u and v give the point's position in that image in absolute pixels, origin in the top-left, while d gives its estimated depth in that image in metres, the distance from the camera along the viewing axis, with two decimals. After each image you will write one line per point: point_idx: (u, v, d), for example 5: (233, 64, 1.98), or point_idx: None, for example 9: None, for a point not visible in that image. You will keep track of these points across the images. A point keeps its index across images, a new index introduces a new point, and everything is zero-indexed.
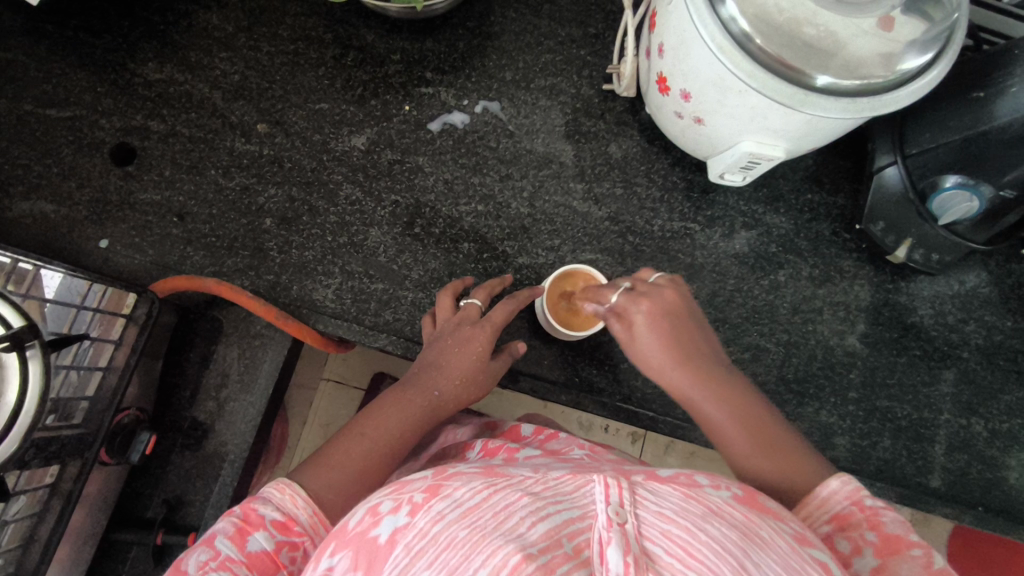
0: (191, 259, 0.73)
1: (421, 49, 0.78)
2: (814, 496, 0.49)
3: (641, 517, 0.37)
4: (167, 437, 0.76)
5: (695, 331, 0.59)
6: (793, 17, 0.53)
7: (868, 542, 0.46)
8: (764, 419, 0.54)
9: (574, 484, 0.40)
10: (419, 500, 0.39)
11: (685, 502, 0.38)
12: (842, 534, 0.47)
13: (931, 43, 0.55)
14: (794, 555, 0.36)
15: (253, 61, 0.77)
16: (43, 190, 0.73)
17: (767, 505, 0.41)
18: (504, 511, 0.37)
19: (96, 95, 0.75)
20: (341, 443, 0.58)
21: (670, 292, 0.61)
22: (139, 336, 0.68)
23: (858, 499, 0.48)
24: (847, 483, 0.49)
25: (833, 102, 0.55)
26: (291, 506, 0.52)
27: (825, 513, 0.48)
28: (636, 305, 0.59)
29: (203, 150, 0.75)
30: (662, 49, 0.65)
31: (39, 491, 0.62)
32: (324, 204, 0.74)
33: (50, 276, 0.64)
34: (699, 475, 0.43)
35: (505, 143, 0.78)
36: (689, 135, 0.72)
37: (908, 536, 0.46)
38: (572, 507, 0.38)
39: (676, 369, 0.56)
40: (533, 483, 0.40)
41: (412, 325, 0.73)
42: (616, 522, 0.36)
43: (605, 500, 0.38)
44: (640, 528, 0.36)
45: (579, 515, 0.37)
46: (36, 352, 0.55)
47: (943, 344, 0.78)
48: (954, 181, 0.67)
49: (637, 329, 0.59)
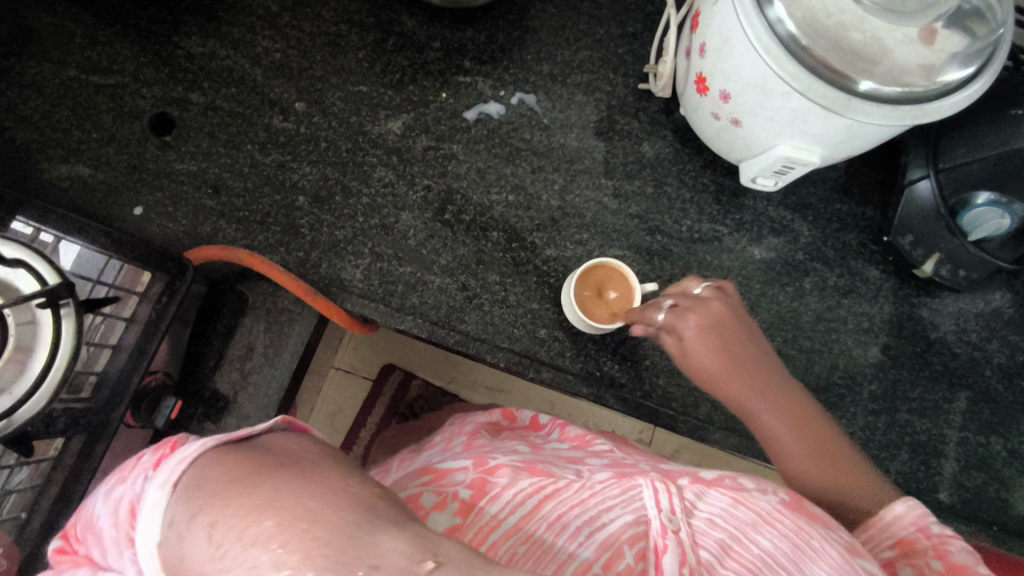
0: (223, 231, 0.73)
1: (461, 39, 0.79)
2: (877, 519, 0.50)
3: (693, 526, 0.44)
4: (189, 406, 0.75)
5: (746, 341, 0.59)
6: (840, 22, 0.54)
7: (933, 570, 0.46)
8: (833, 442, 0.55)
9: (621, 487, 0.47)
10: (468, 500, 0.46)
11: (733, 510, 0.44)
12: (906, 560, 0.48)
13: (974, 57, 0.55)
14: (846, 564, 0.40)
15: (295, 41, 0.78)
16: (82, 155, 0.74)
17: (811, 510, 0.44)
18: (559, 522, 0.45)
19: (140, 65, 0.76)
20: (204, 504, 0.31)
21: (718, 303, 0.59)
22: (153, 315, 0.66)
23: (925, 526, 0.48)
24: (913, 509, 0.49)
25: (875, 108, 0.56)
26: (137, 515, 0.33)
27: (890, 537, 0.49)
28: (685, 322, 0.58)
29: (242, 125, 0.75)
30: (704, 49, 0.66)
31: (42, 463, 0.62)
32: (358, 185, 0.75)
33: (69, 249, 0.67)
34: (744, 478, 0.47)
35: (538, 135, 0.79)
36: (724, 136, 0.73)
37: (975, 564, 0.46)
38: (625, 514, 0.45)
39: (727, 381, 0.58)
40: (581, 489, 0.46)
41: (437, 309, 0.73)
42: (670, 529, 0.44)
43: (658, 505, 0.45)
44: (693, 537, 0.43)
45: (633, 522, 0.45)
46: (70, 311, 0.56)
47: (965, 362, 0.78)
48: (987, 199, 0.67)
49: (689, 343, 0.58)
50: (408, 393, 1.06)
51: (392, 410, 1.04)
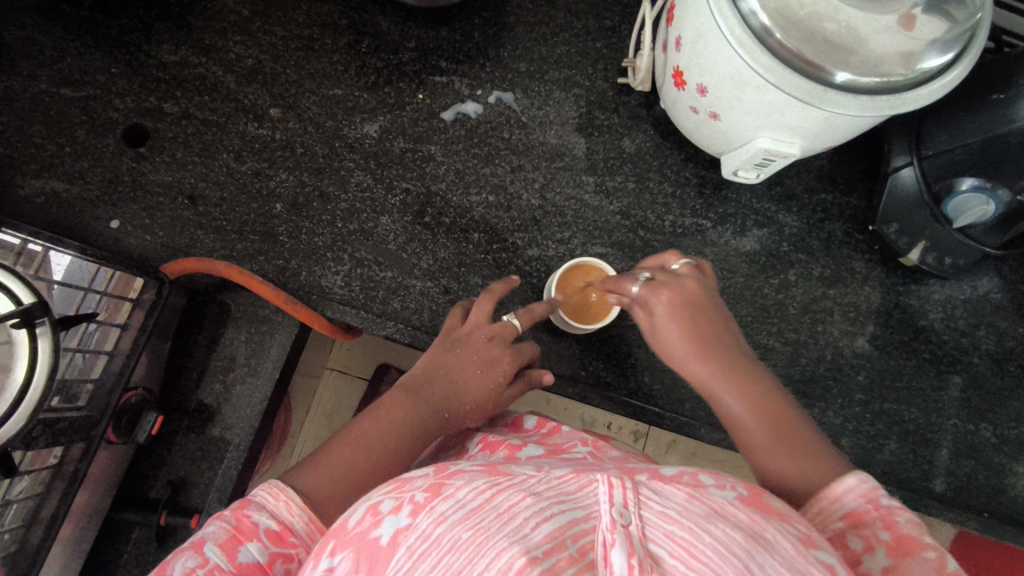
0: (201, 241, 0.73)
1: (436, 38, 0.78)
2: (829, 490, 0.46)
3: (644, 518, 0.35)
4: (173, 418, 0.76)
5: (716, 321, 0.58)
6: (815, 12, 0.53)
7: (880, 540, 0.43)
8: (790, 420, 0.52)
9: (578, 483, 0.39)
10: (420, 500, 0.37)
11: (689, 502, 0.37)
12: (854, 531, 0.44)
13: (953, 43, 0.54)
14: (800, 556, 0.34)
15: (267, 45, 0.77)
16: (56, 169, 0.73)
17: (771, 504, 0.39)
18: (508, 512, 0.35)
19: (111, 76, 0.75)
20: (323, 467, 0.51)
21: (691, 281, 0.60)
22: (146, 320, 0.67)
23: (875, 498, 0.45)
24: (863, 481, 0.46)
25: (852, 99, 0.55)
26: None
27: (836, 511, 0.45)
28: (657, 297, 0.59)
29: (216, 133, 0.75)
30: (679, 42, 0.65)
31: (42, 472, 0.61)
32: (335, 190, 0.74)
33: (59, 258, 0.64)
34: (703, 475, 0.41)
35: (517, 134, 0.78)
36: (704, 130, 0.72)
37: (922, 539, 0.43)
38: (576, 507, 0.36)
39: (692, 355, 0.56)
40: (536, 482, 0.38)
41: (419, 314, 0.73)
42: (620, 524, 0.35)
43: (609, 501, 0.36)
44: (643, 530, 0.34)
45: (584, 516, 0.35)
46: (45, 330, 0.55)
47: (953, 349, 0.78)
48: (971, 184, 0.66)
49: (659, 319, 0.58)
50: None
51: None
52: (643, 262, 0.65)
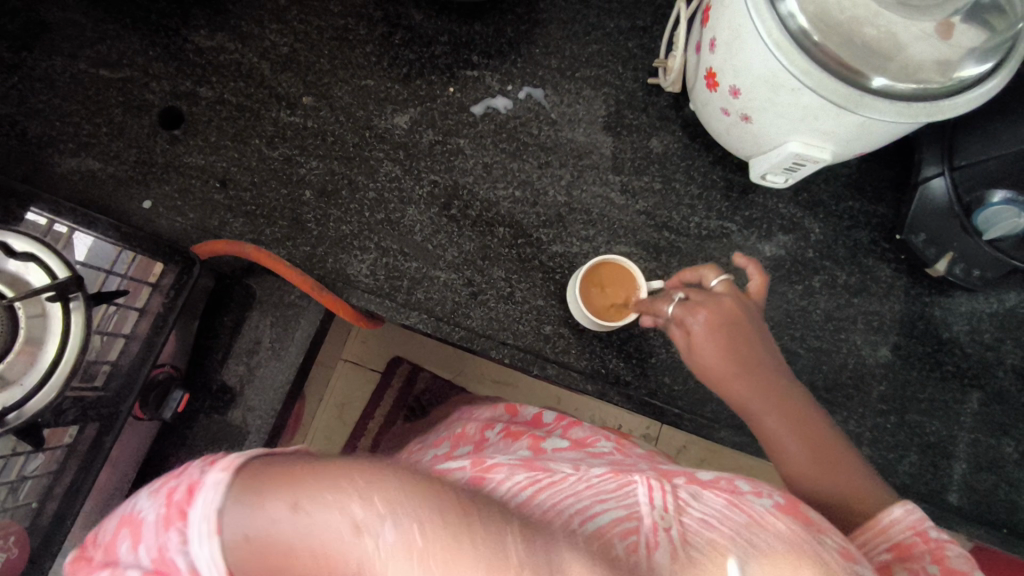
0: (230, 225, 0.74)
1: (469, 32, 0.78)
2: (874, 522, 0.46)
3: (685, 523, 0.39)
4: (196, 399, 0.77)
5: (757, 343, 0.57)
6: (854, 17, 0.52)
7: (929, 575, 0.42)
8: (836, 448, 0.52)
9: (617, 483, 0.42)
10: (464, 494, 0.41)
11: (727, 509, 0.40)
12: (901, 564, 0.44)
13: (992, 53, 0.53)
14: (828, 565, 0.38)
15: (303, 35, 0.78)
16: (92, 149, 0.74)
17: (807, 514, 0.40)
18: (554, 509, 0.39)
19: (149, 59, 0.76)
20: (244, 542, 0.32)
21: (729, 300, 0.58)
22: (164, 305, 0.67)
23: (923, 530, 0.45)
24: (911, 512, 0.45)
25: (887, 105, 0.54)
26: (196, 499, 0.33)
27: (886, 541, 0.45)
28: (693, 317, 0.57)
29: (250, 119, 0.76)
30: (714, 43, 0.64)
31: (57, 451, 0.62)
32: (364, 179, 0.75)
33: (83, 241, 0.66)
34: (740, 482, 0.44)
35: (546, 130, 0.78)
36: (734, 132, 0.72)
37: (974, 574, 0.42)
38: (618, 507, 0.40)
39: (731, 380, 0.56)
40: (578, 481, 0.42)
41: (442, 305, 0.73)
42: (661, 526, 0.39)
43: (650, 502, 0.40)
44: (684, 534, 0.38)
45: (626, 517, 0.39)
46: (78, 305, 0.55)
47: (977, 362, 0.77)
48: (1003, 197, 0.65)
49: (696, 340, 0.57)
50: (415, 387, 1.03)
51: (402, 402, 1.02)
52: (681, 273, 0.64)
